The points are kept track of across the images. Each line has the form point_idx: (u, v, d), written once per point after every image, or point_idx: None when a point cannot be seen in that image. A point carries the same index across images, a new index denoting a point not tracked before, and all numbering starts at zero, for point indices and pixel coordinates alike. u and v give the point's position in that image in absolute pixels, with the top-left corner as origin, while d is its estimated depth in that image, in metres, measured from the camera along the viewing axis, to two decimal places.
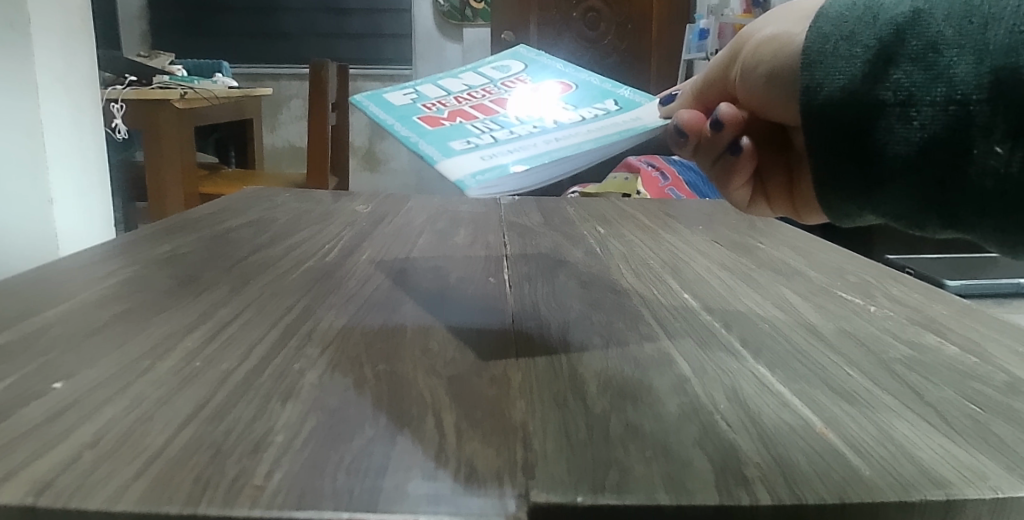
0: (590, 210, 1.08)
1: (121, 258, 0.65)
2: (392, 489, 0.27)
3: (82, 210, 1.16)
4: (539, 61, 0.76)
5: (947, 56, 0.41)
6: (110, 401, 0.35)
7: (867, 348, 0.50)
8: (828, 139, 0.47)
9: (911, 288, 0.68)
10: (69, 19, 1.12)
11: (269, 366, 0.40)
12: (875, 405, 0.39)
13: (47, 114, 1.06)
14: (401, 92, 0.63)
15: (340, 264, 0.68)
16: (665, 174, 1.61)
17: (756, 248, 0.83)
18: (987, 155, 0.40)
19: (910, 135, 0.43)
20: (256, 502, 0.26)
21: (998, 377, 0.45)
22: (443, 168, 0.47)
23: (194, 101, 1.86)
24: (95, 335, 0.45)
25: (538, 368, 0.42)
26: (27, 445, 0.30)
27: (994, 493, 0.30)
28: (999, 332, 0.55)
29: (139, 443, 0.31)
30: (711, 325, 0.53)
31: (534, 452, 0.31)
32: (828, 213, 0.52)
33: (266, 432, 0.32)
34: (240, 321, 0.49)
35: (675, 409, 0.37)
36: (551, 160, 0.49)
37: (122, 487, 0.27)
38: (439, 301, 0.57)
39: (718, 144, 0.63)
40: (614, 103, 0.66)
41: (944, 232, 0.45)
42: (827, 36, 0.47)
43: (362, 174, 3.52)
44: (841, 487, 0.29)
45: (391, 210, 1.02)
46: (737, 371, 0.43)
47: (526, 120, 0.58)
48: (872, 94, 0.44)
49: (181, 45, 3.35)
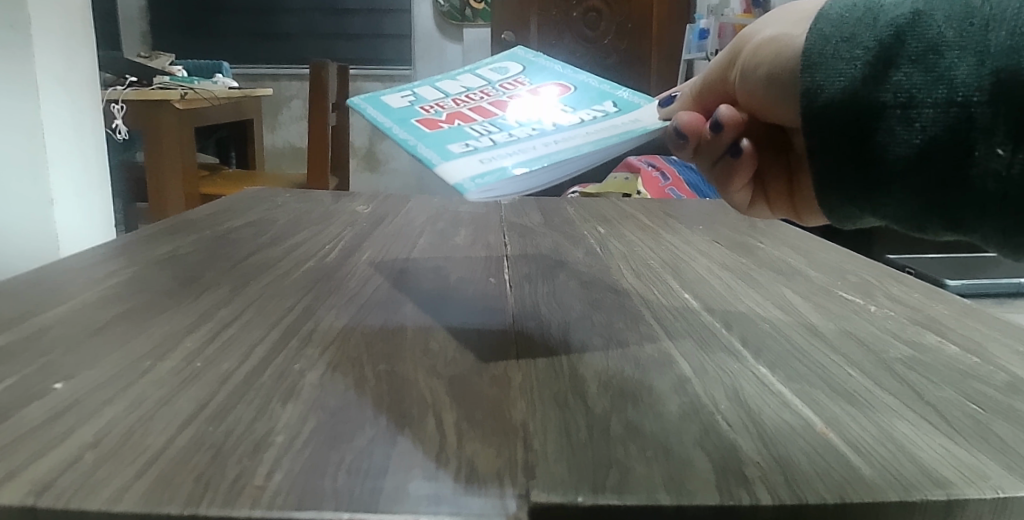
0: (590, 210, 1.08)
1: (122, 258, 0.65)
2: (393, 490, 0.27)
3: (83, 210, 1.16)
4: (537, 63, 0.76)
5: (947, 58, 0.42)
6: (111, 402, 0.35)
7: (867, 348, 0.49)
8: (827, 141, 0.47)
9: (911, 288, 0.68)
10: (69, 19, 1.12)
11: (270, 367, 0.40)
12: (875, 405, 0.39)
13: (47, 114, 1.06)
14: (398, 94, 0.63)
15: (341, 264, 0.68)
16: (665, 174, 1.61)
17: (756, 248, 0.83)
18: (989, 157, 0.40)
19: (910, 136, 0.43)
20: (256, 502, 0.26)
21: (999, 377, 0.45)
22: (442, 172, 0.47)
23: (195, 101, 1.86)
24: (95, 336, 0.45)
25: (538, 368, 0.42)
26: (27, 446, 0.30)
27: (994, 492, 0.30)
28: (999, 332, 0.55)
29: (140, 444, 0.31)
30: (711, 325, 0.53)
31: (535, 453, 0.31)
32: (828, 214, 0.52)
33: (266, 432, 0.32)
34: (240, 322, 0.49)
35: (675, 409, 0.37)
36: (551, 162, 0.49)
37: (122, 487, 0.27)
38: (439, 301, 0.57)
39: (718, 145, 0.62)
40: (613, 104, 0.66)
41: (945, 234, 0.45)
42: (827, 38, 0.47)
43: (362, 174, 3.52)
44: (842, 487, 0.29)
45: (391, 210, 1.02)
46: (737, 371, 0.43)
47: (525, 122, 0.58)
48: (872, 96, 0.44)
49: (181, 45, 3.36)
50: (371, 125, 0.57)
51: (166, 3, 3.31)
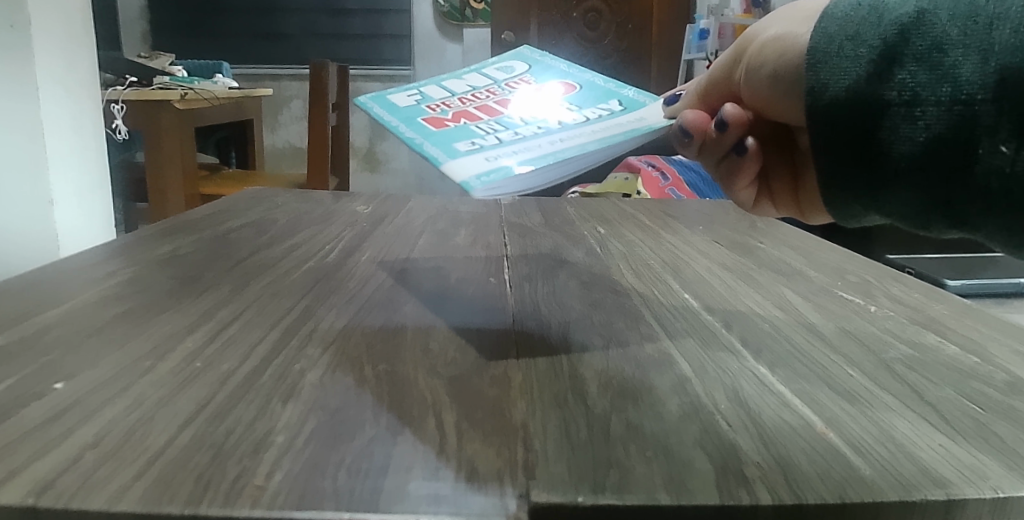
0: (590, 210, 1.08)
1: (122, 258, 0.65)
2: (393, 490, 0.27)
3: (82, 210, 1.16)
4: (543, 62, 0.76)
5: (952, 56, 0.41)
6: (111, 402, 0.35)
7: (867, 348, 0.50)
8: (833, 139, 0.47)
9: (911, 288, 0.68)
10: (69, 19, 1.12)
11: (270, 366, 0.40)
12: (875, 405, 0.39)
13: (46, 115, 1.06)
14: (404, 93, 0.63)
15: (341, 264, 0.68)
16: (665, 174, 1.61)
17: (757, 248, 0.83)
18: (992, 155, 0.40)
19: (915, 134, 0.43)
20: (256, 502, 0.26)
21: (998, 377, 0.45)
22: (448, 170, 0.47)
23: (194, 101, 1.86)
24: (96, 336, 0.45)
25: (538, 368, 0.42)
26: (28, 445, 0.30)
27: (994, 492, 0.30)
28: (999, 332, 0.55)
29: (140, 443, 0.31)
30: (711, 325, 0.53)
31: (535, 453, 0.31)
32: (833, 212, 0.52)
33: (266, 432, 0.32)
34: (241, 322, 0.49)
35: (675, 409, 0.37)
36: (556, 160, 0.49)
37: (123, 487, 0.27)
38: (440, 301, 0.57)
39: (723, 144, 0.63)
40: (618, 103, 0.66)
41: (950, 231, 0.45)
42: (832, 37, 0.47)
43: (362, 174, 3.52)
44: (842, 488, 0.29)
45: (391, 210, 1.02)
46: (738, 371, 0.43)
47: (530, 121, 0.59)
48: (877, 95, 0.45)
49: (181, 45, 3.36)
50: (376, 124, 0.58)
51: (166, 3, 3.31)
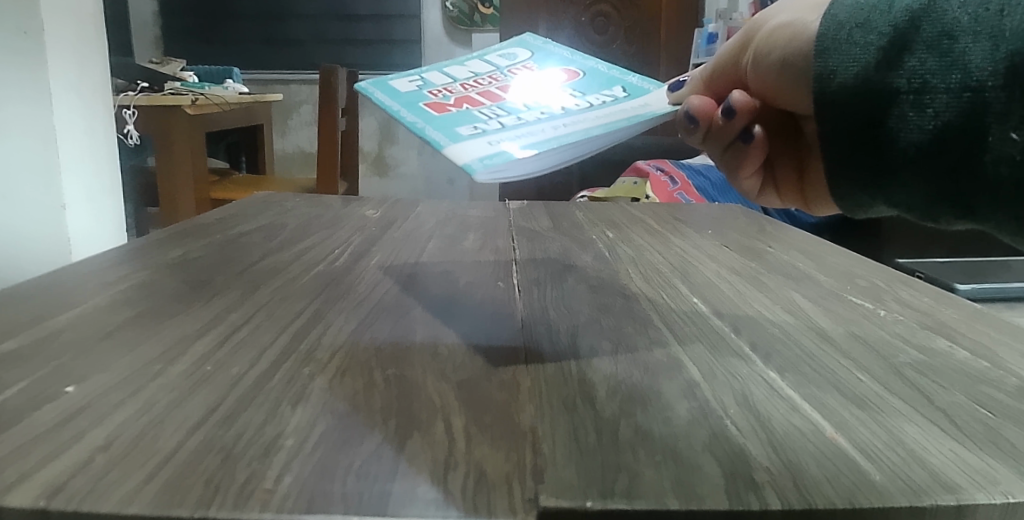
0: (599, 214, 1.08)
1: (134, 263, 0.66)
2: (401, 494, 0.27)
3: (94, 215, 1.17)
4: (546, 49, 0.76)
5: (962, 43, 0.42)
6: (122, 406, 0.35)
7: (878, 353, 0.49)
8: (840, 126, 0.48)
9: (922, 292, 0.67)
10: (80, 25, 1.12)
11: (280, 371, 0.41)
12: (885, 409, 0.39)
13: (59, 121, 1.08)
14: (406, 79, 0.63)
15: (350, 268, 0.68)
16: (673, 178, 1.61)
17: (766, 252, 0.83)
18: (1003, 142, 0.39)
19: (924, 123, 0.43)
20: (266, 505, 0.26)
21: (1009, 381, 0.45)
22: (450, 153, 0.46)
23: (205, 106, 1.86)
24: (107, 340, 0.45)
25: (547, 372, 0.42)
26: (42, 447, 0.31)
27: (1004, 497, 0.29)
28: (1010, 337, 0.54)
29: (151, 446, 0.31)
30: (721, 330, 0.53)
31: (544, 457, 0.31)
32: (841, 204, 0.53)
33: (276, 435, 0.32)
34: (250, 325, 0.49)
35: (684, 412, 0.37)
36: (560, 144, 0.49)
37: (133, 490, 0.27)
38: (446, 306, 0.57)
39: (729, 131, 0.64)
40: (622, 89, 0.65)
41: (958, 222, 0.45)
42: (842, 24, 0.48)
43: (371, 179, 3.55)
44: (853, 493, 0.29)
45: (400, 214, 1.02)
46: (747, 375, 0.43)
47: (533, 107, 0.59)
48: (886, 82, 0.45)
49: (193, 52, 3.40)
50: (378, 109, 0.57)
51: (178, 9, 3.35)
